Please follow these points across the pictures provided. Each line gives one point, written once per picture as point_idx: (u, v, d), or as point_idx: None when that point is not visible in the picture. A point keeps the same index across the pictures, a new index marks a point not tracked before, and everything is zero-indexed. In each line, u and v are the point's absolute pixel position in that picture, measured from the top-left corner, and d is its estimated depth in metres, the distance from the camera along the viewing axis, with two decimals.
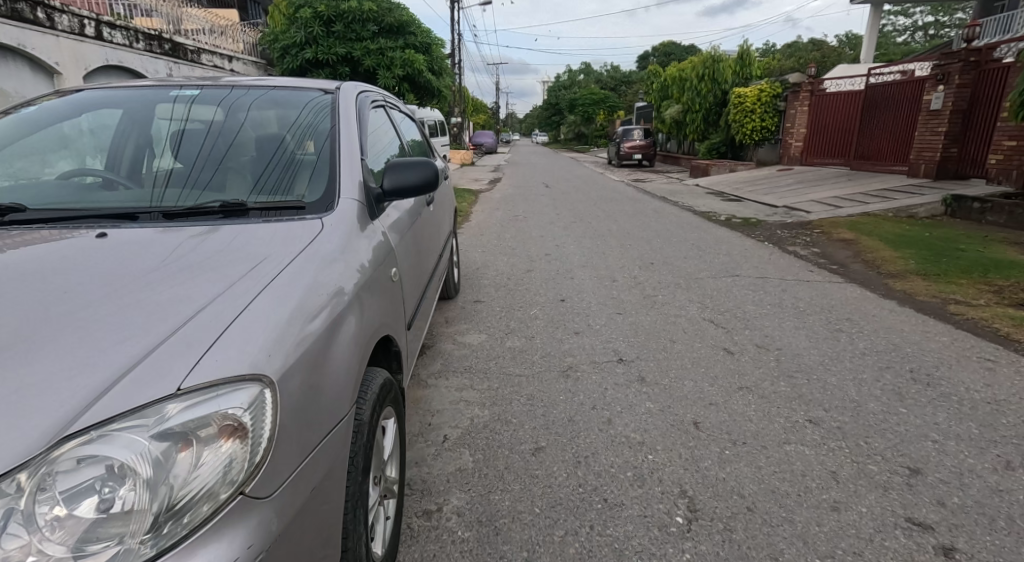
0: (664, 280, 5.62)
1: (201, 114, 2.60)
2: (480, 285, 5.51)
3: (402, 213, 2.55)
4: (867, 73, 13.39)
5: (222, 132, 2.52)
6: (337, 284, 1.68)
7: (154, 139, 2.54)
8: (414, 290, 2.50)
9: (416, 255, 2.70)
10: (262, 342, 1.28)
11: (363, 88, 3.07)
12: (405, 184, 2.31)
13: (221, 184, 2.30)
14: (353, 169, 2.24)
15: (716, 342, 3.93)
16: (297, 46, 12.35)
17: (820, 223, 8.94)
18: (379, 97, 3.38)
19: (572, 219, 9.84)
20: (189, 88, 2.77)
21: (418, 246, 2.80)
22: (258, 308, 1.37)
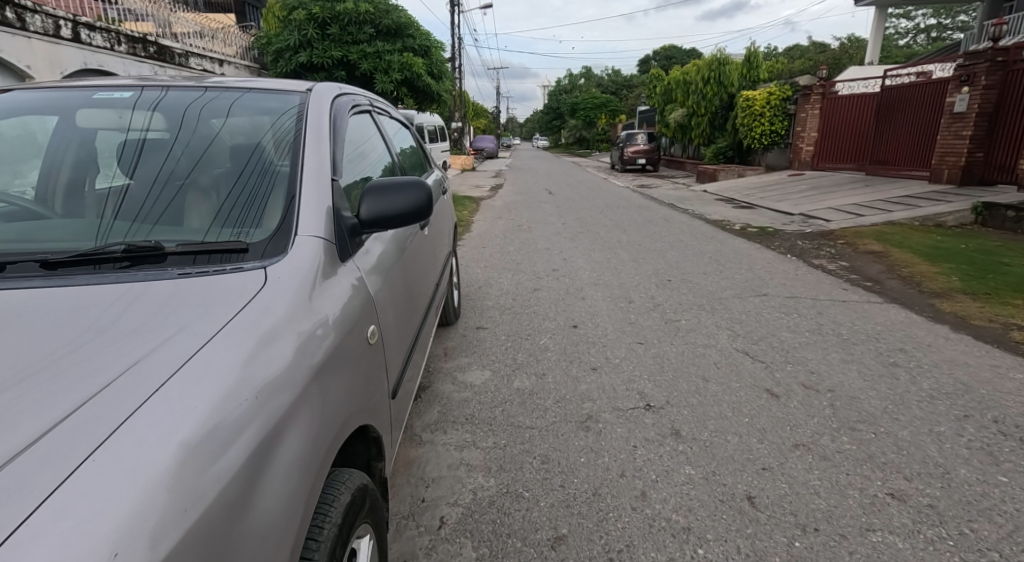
0: (686, 301, 5.11)
1: (164, 118, 2.07)
2: (482, 307, 5.00)
3: (385, 246, 2.05)
4: (883, 75, 12.89)
5: (187, 141, 1.99)
6: (280, 369, 1.17)
7: (105, 150, 2.02)
8: (403, 339, 2.00)
9: (406, 293, 2.20)
10: (101, 531, 0.83)
11: (342, 88, 2.56)
12: (391, 212, 1.79)
13: (177, 212, 1.76)
14: (321, 194, 1.72)
15: (754, 380, 3.42)
16: (290, 50, 11.85)
17: (842, 233, 8.43)
18: (364, 101, 2.86)
19: (579, 229, 9.33)
20: (150, 88, 2.25)
21: (408, 282, 2.30)
22: (115, 456, 0.91)
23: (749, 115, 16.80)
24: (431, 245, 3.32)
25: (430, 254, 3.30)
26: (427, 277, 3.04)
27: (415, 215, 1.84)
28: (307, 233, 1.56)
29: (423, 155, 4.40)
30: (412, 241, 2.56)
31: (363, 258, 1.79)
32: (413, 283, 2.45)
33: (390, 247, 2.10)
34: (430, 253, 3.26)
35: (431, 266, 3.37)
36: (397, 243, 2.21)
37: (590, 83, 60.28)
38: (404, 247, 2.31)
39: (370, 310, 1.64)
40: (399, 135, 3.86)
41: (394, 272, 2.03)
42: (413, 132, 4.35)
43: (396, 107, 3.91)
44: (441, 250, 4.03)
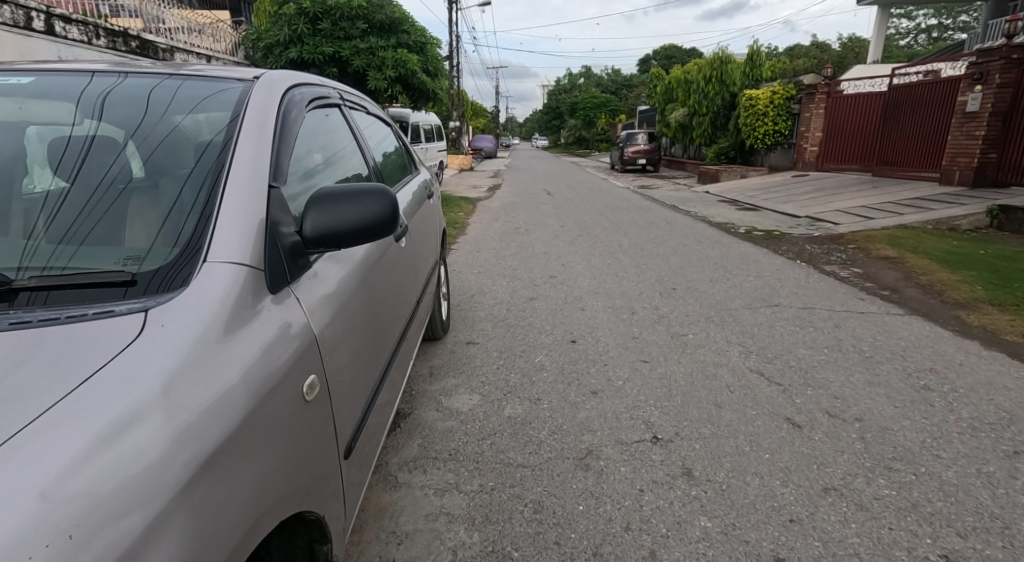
0: (693, 313, 4.77)
1: (117, 110, 1.72)
2: (473, 319, 4.65)
3: (345, 263, 1.71)
4: (891, 73, 12.57)
5: (138, 138, 1.64)
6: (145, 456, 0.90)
7: (37, 142, 1.65)
8: (364, 377, 1.67)
9: (373, 317, 1.86)
10: None
11: (299, 77, 2.20)
12: (345, 225, 1.45)
13: (119, 229, 1.41)
14: (255, 204, 1.37)
15: (773, 406, 3.07)
16: (281, 45, 11.55)
17: (853, 237, 8.10)
18: (330, 93, 2.52)
19: (578, 232, 8.98)
20: (103, 73, 1.88)
21: (377, 303, 1.96)
22: None
23: (752, 115, 16.46)
24: (411, 254, 2.98)
25: (410, 264, 2.95)
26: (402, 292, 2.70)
27: (374, 230, 1.50)
28: (221, 259, 1.22)
29: (407, 156, 4.05)
30: (384, 251, 2.23)
31: (308, 283, 1.45)
32: (384, 301, 2.11)
33: (353, 264, 1.77)
34: (410, 264, 2.92)
35: (410, 278, 3.04)
36: (363, 258, 1.87)
37: (590, 83, 59.94)
38: (373, 262, 1.97)
39: (314, 353, 1.32)
40: (379, 133, 3.50)
41: (357, 295, 1.70)
42: (397, 131, 4.01)
43: (376, 103, 3.56)
44: (426, 261, 3.70)
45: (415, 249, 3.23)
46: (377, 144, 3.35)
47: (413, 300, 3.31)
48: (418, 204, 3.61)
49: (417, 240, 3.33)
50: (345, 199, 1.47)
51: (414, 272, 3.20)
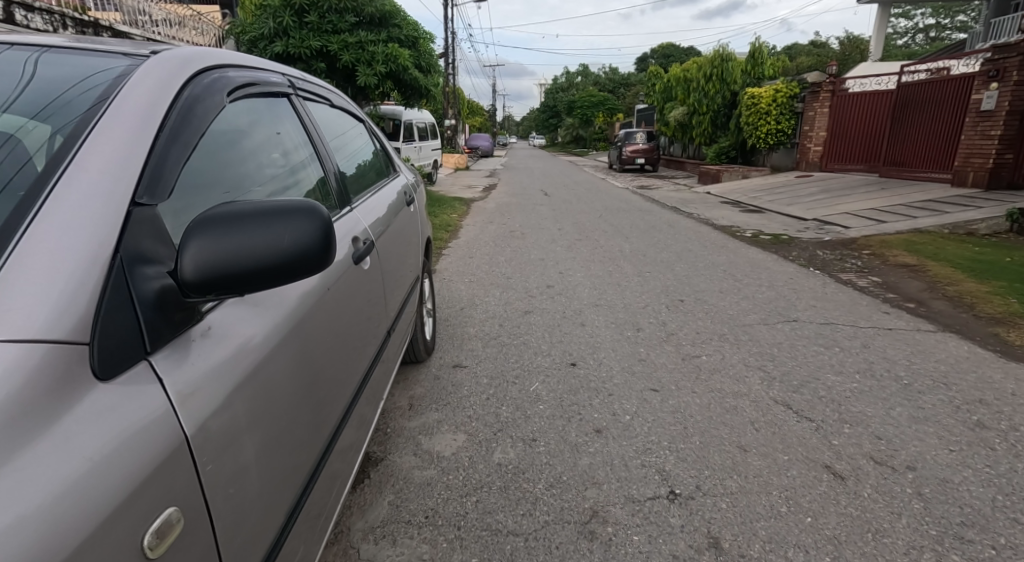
0: (705, 330, 4.33)
1: (27, 89, 1.29)
2: (462, 338, 4.20)
3: (273, 304, 1.34)
4: (899, 71, 12.19)
5: (43, 122, 1.19)
6: None
7: None
8: (289, 456, 1.32)
9: (311, 369, 1.50)
10: None
11: (227, 59, 1.74)
12: (232, 262, 1.00)
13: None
14: (94, 253, 0.97)
15: (807, 451, 2.63)
16: (265, 39, 11.05)
17: (865, 242, 7.68)
18: (278, 80, 2.11)
19: (577, 236, 8.54)
20: (15, 46, 1.46)
21: (322, 347, 1.59)
22: None
23: (754, 113, 16.04)
24: (382, 269, 2.58)
25: (380, 281, 2.55)
26: (363, 318, 2.29)
27: (291, 267, 1.07)
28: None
29: (385, 157, 3.60)
30: (339, 274, 1.85)
31: (191, 349, 1.07)
32: (335, 339, 1.74)
33: (288, 303, 1.40)
34: (378, 281, 2.51)
35: (382, 296, 2.65)
36: (304, 295, 1.50)
37: (588, 81, 59.48)
38: (321, 298, 1.60)
39: (182, 458, 0.96)
40: (348, 130, 3.05)
41: (287, 347, 1.34)
42: (374, 129, 3.57)
43: (348, 99, 3.15)
44: (405, 274, 3.28)
45: (388, 261, 2.82)
46: (346, 143, 2.90)
47: (387, 320, 2.90)
48: (396, 211, 3.17)
49: (392, 251, 2.92)
50: (244, 222, 1.03)
51: (387, 288, 2.80)
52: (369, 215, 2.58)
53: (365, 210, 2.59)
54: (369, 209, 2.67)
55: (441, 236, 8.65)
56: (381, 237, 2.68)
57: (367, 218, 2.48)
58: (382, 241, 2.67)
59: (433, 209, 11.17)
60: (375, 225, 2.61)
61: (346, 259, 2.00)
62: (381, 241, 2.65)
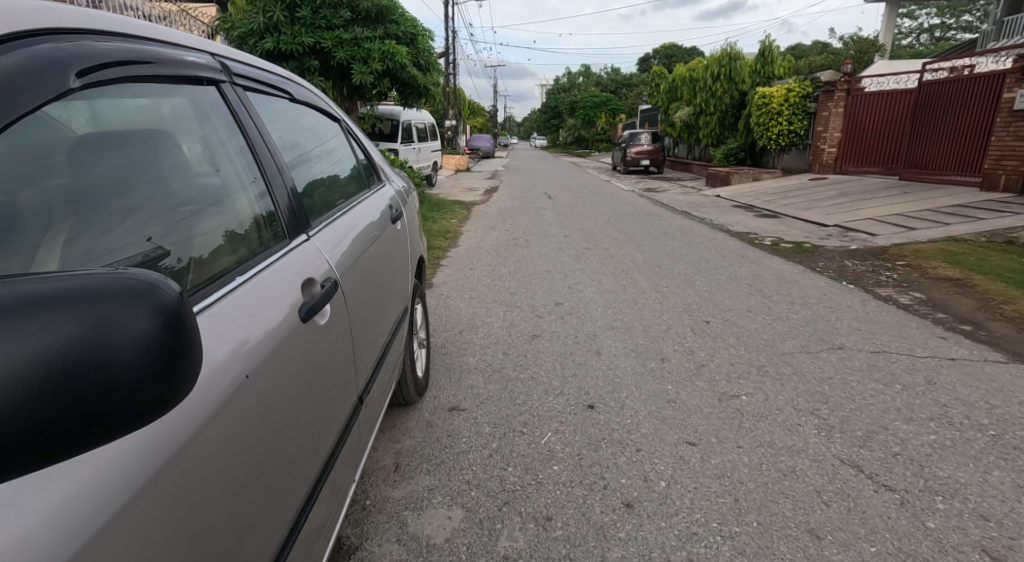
0: (739, 361, 3.77)
1: None
2: (460, 372, 3.65)
3: (76, 478, 0.89)
4: (920, 70, 11.68)
5: None
6: None
7: None
8: None
9: (184, 539, 1.06)
10: None
11: (94, 32, 1.26)
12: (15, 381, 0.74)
13: None
14: None
15: (899, 539, 2.06)
16: (255, 35, 10.55)
17: (896, 251, 7.13)
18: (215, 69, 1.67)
19: (585, 244, 7.99)
20: None
21: (211, 488, 1.14)
22: None
23: (765, 114, 15.46)
24: (358, 306, 2.10)
25: (355, 322, 2.07)
26: (334, 377, 1.82)
27: (100, 400, 0.82)
28: None
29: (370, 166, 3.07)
30: (267, 353, 1.38)
31: None
32: (250, 455, 1.29)
33: (115, 471, 0.95)
34: (353, 324, 2.03)
35: (361, 338, 2.17)
36: (157, 438, 1.03)
37: (590, 81, 59.01)
38: (203, 424, 1.13)
39: None
40: (322, 134, 2.52)
41: (108, 542, 0.90)
42: (357, 133, 3.04)
43: (324, 98, 2.67)
44: (395, 299, 2.78)
45: (370, 292, 2.33)
46: (318, 149, 2.38)
47: (372, 358, 2.42)
48: (383, 228, 2.66)
49: (375, 280, 2.43)
50: (45, 312, 0.76)
51: (368, 325, 2.32)
52: (343, 242, 2.10)
53: (336, 233, 2.10)
54: (343, 232, 2.17)
55: (440, 244, 8.10)
56: (359, 267, 2.20)
57: (335, 247, 2.01)
58: (359, 272, 2.19)
59: (433, 214, 10.62)
60: (351, 255, 2.13)
61: (293, 316, 1.53)
62: (358, 272, 2.16)
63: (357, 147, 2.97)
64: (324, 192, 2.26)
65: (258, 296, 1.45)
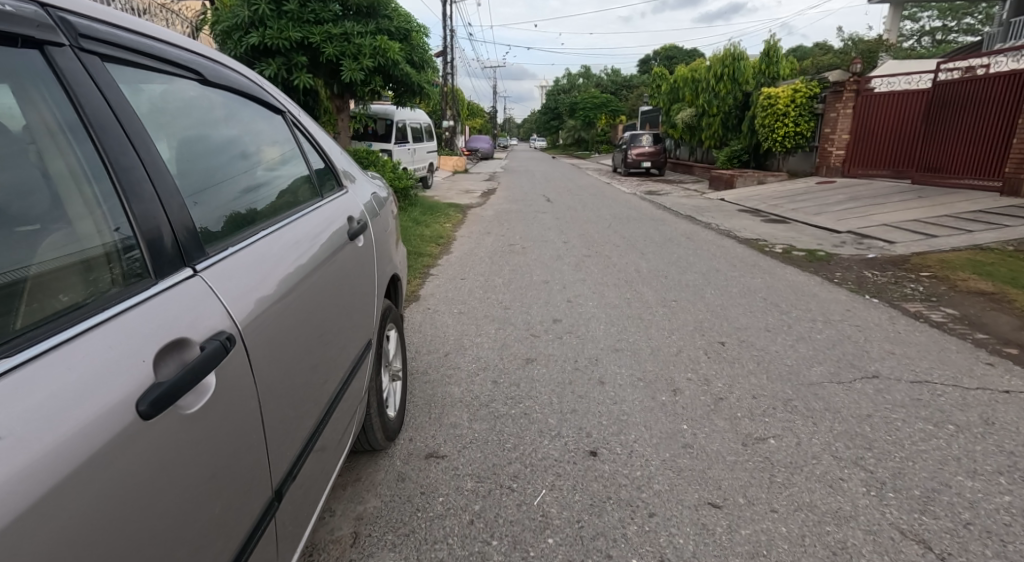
0: (762, 393, 3.30)
1: None
2: (442, 407, 3.17)
3: None
4: (935, 69, 11.24)
5: None
6: None
7: None
8: None
9: None
10: None
11: None
12: None
13: None
14: None
15: None
16: (240, 30, 10.13)
17: (918, 261, 6.67)
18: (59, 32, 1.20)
19: (585, 251, 7.52)
20: None
21: None
22: None
23: (771, 115, 15.01)
24: (285, 350, 1.59)
25: (281, 372, 1.56)
26: (238, 460, 1.31)
27: None
28: None
29: (322, 162, 2.56)
30: (64, 475, 0.89)
31: None
32: None
33: None
34: (276, 376, 1.53)
35: (297, 387, 1.67)
36: None
37: (590, 82, 58.59)
38: None
39: None
40: (251, 123, 2.02)
41: None
42: (302, 121, 2.53)
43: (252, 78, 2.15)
44: (354, 327, 2.28)
45: (313, 327, 1.83)
46: (241, 143, 1.89)
47: (323, 404, 1.92)
48: (334, 242, 2.15)
49: (323, 309, 1.92)
50: None
51: (314, 367, 1.82)
52: (264, 269, 1.60)
53: (253, 256, 1.60)
54: (267, 255, 1.67)
55: (431, 251, 7.63)
56: (294, 299, 1.69)
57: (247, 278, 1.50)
58: (293, 305, 1.68)
59: (426, 217, 10.16)
60: (277, 283, 1.62)
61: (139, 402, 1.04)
62: (291, 307, 1.66)
63: (305, 140, 2.47)
64: (243, 199, 1.77)
65: (59, 382, 0.96)
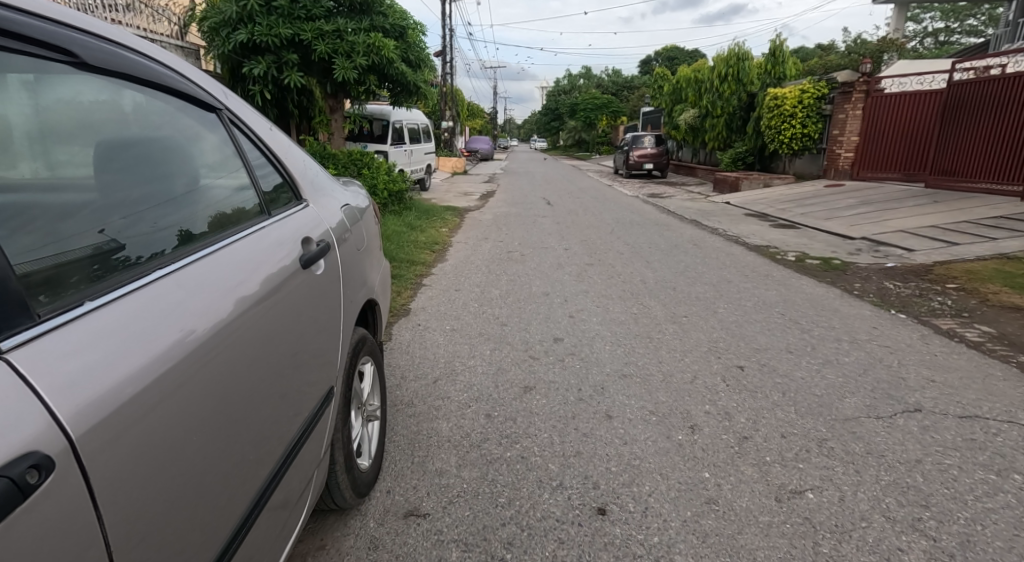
0: (790, 430, 2.91)
1: None
2: (427, 448, 2.80)
3: None
4: (950, 69, 10.84)
5: None
6: None
7: None
8: None
9: None
10: None
11: None
12: None
13: None
14: None
15: None
16: (228, 26, 9.78)
17: (941, 271, 6.27)
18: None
19: (587, 259, 7.14)
20: None
21: None
22: None
23: (778, 116, 14.60)
24: (174, 438, 1.22)
25: (167, 469, 1.19)
26: None
27: None
28: None
29: (271, 171, 2.16)
30: None
31: None
32: None
33: None
34: (155, 477, 1.16)
35: (202, 478, 1.30)
36: None
37: (591, 83, 58.24)
38: None
39: None
40: (171, 125, 1.69)
41: None
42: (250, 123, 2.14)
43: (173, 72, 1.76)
44: (310, 370, 1.90)
45: (234, 390, 1.45)
46: (170, 156, 1.64)
47: (261, 480, 1.56)
48: (274, 274, 1.76)
49: (250, 365, 1.53)
50: None
51: (237, 442, 1.45)
52: (147, 329, 1.23)
53: (123, 317, 1.22)
54: (160, 305, 1.31)
55: (425, 258, 7.25)
56: (198, 365, 1.32)
57: (107, 350, 1.13)
58: (189, 375, 1.29)
59: (421, 222, 9.78)
60: (168, 345, 1.25)
61: None
62: (189, 377, 1.28)
63: (252, 145, 2.08)
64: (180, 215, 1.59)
65: None
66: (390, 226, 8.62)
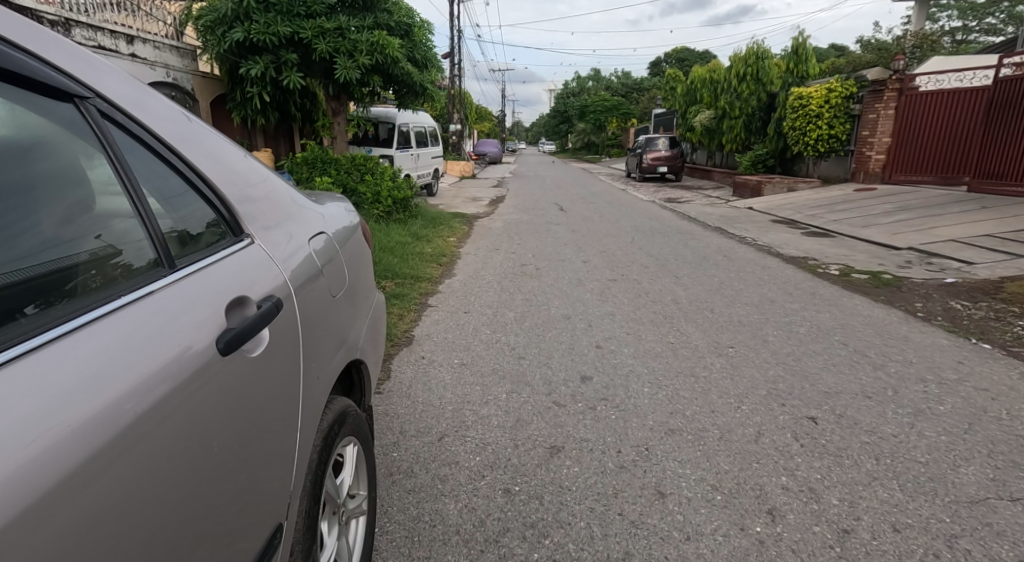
0: (901, 519, 2.23)
1: None
2: (429, 545, 2.17)
3: None
4: (998, 64, 10.12)
5: None
6: None
7: None
8: None
9: None
10: None
11: None
12: None
13: None
14: None
15: None
16: (224, 24, 9.22)
17: (1013, 289, 5.54)
18: None
19: (609, 274, 6.46)
20: None
21: None
22: None
23: (802, 117, 13.83)
24: None
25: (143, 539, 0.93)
26: None
27: None
28: None
29: (192, 195, 1.43)
30: None
31: None
32: None
33: None
34: (140, 531, 0.93)
35: (203, 520, 1.09)
36: None
37: (600, 85, 57.54)
38: None
39: None
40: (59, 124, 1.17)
41: None
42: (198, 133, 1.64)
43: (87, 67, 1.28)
44: (276, 461, 1.35)
45: (238, 417, 1.21)
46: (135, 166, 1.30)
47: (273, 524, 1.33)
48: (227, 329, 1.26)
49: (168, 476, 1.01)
50: None
51: (247, 472, 1.22)
52: (119, 362, 0.99)
53: None
54: (114, 352, 1.00)
55: (431, 273, 6.61)
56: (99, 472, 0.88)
57: (67, 384, 0.90)
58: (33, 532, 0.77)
59: (427, 231, 9.16)
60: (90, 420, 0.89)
61: None
62: (175, 410, 1.04)
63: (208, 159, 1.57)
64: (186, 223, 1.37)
65: None
66: (394, 236, 8.00)
